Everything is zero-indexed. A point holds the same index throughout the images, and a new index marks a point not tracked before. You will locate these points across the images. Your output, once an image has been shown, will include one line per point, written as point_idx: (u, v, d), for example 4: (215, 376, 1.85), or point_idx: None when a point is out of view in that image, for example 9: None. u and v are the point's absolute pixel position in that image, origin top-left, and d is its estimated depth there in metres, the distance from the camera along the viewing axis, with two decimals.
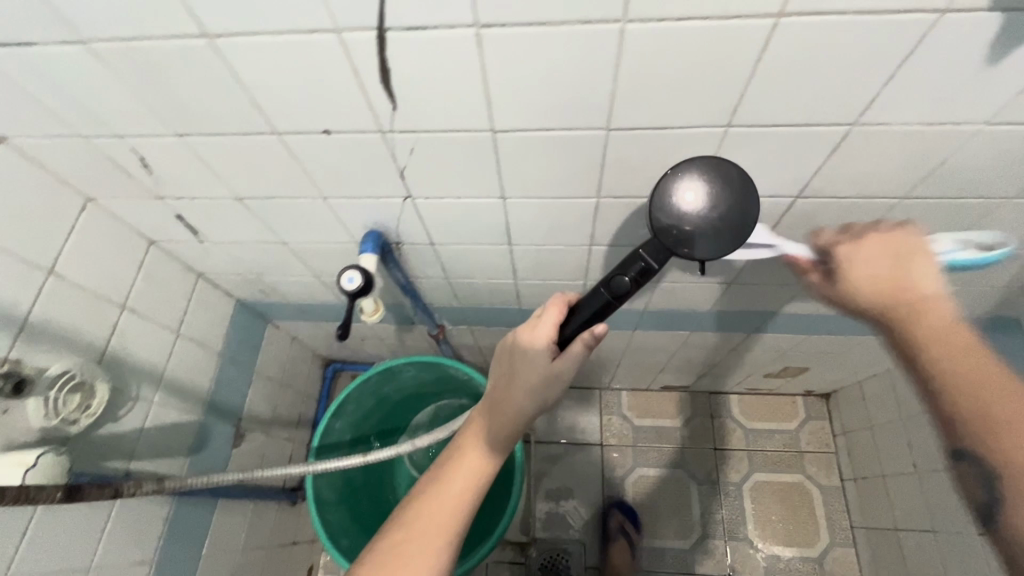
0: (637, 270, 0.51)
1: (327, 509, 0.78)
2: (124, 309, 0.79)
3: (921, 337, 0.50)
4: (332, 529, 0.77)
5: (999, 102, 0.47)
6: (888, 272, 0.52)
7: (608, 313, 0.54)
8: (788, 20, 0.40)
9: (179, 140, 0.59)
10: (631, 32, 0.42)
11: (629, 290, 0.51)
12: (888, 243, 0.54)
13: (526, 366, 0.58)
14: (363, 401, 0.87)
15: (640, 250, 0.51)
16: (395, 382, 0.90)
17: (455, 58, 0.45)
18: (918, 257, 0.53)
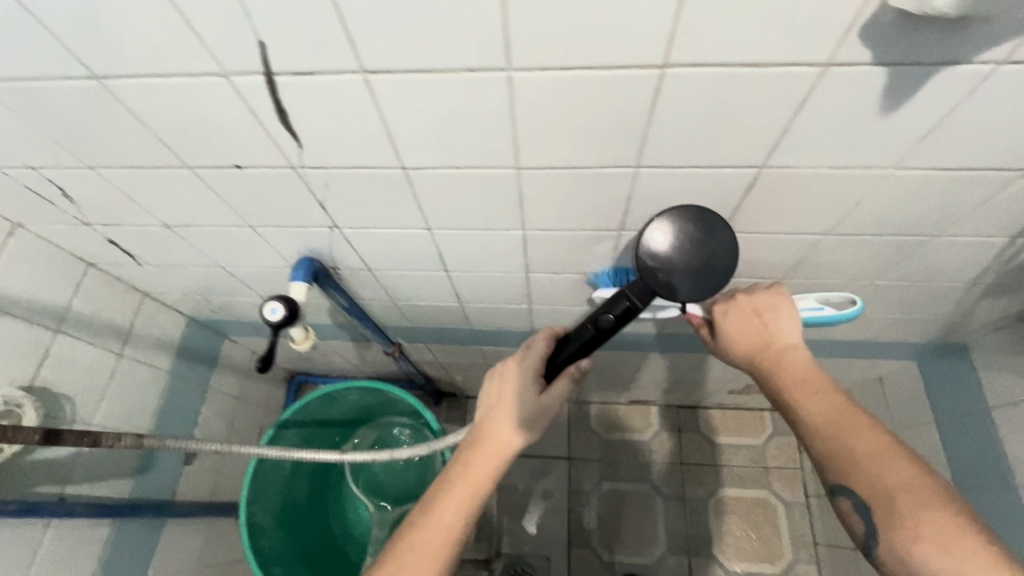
0: (621, 308, 0.53)
1: (261, 535, 0.80)
2: (58, 333, 0.78)
3: (795, 390, 0.50)
4: (264, 555, 0.78)
5: (903, 148, 0.46)
6: (757, 329, 0.54)
7: (592, 348, 0.58)
8: (673, 71, 0.40)
9: (93, 171, 0.58)
10: (518, 80, 0.41)
11: (614, 326, 0.54)
12: (749, 300, 0.56)
13: (517, 397, 0.62)
14: (305, 425, 0.89)
15: (625, 290, 0.53)
16: (339, 405, 0.91)
17: (349, 101, 0.45)
18: (780, 308, 0.55)
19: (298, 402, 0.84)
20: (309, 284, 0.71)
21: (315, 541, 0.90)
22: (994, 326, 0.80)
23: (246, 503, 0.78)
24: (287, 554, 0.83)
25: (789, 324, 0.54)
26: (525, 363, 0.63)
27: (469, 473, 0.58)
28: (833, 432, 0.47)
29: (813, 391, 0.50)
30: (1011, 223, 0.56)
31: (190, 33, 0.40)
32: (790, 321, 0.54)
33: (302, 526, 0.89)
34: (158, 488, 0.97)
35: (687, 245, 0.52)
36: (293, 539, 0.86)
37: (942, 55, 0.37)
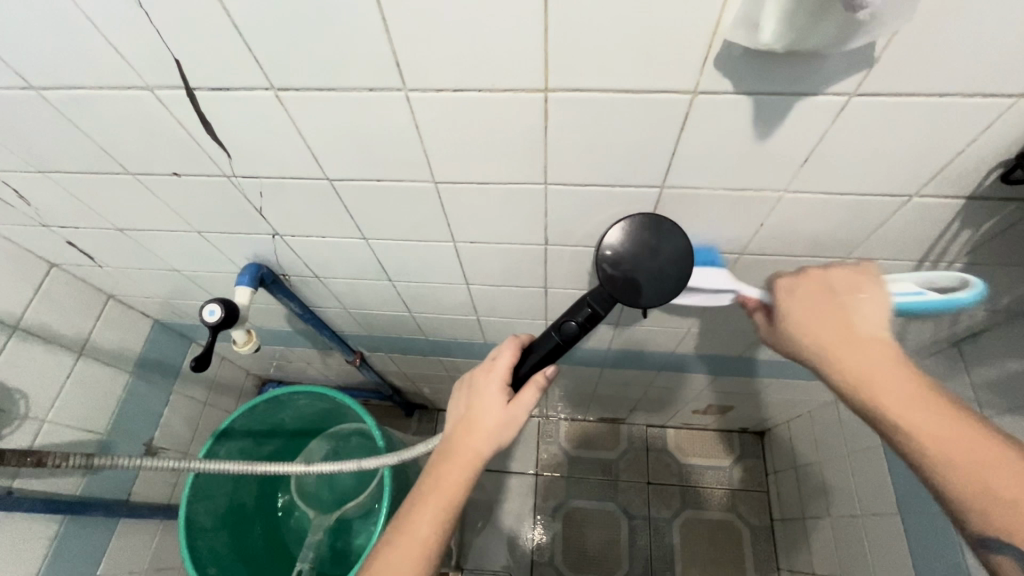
0: (585, 315, 0.53)
1: (199, 535, 0.82)
2: (15, 330, 0.81)
3: (904, 406, 0.45)
4: (201, 556, 0.81)
5: (787, 172, 0.49)
6: (833, 313, 0.50)
7: (557, 357, 0.57)
8: (556, 95, 0.43)
9: (44, 175, 0.63)
10: (416, 99, 0.45)
11: (576, 334, 0.53)
12: (828, 281, 0.52)
13: (483, 409, 0.59)
14: (253, 429, 0.93)
15: (586, 297, 0.53)
16: (289, 411, 0.95)
17: (266, 117, 0.48)
18: (866, 292, 0.50)
19: (246, 405, 0.87)
20: (254, 289, 0.74)
21: (256, 544, 0.93)
22: (930, 350, 0.81)
23: (187, 502, 0.81)
24: (224, 555, 0.85)
25: (873, 308, 0.49)
26: (491, 373, 0.60)
27: (441, 487, 0.57)
28: (949, 453, 0.43)
29: (915, 399, 0.45)
30: (914, 247, 0.58)
31: (111, 47, 0.43)
32: (872, 307, 0.49)
33: (243, 530, 0.92)
34: (113, 487, 0.98)
35: (639, 256, 0.52)
36: (233, 542, 0.89)
37: (796, 87, 0.40)
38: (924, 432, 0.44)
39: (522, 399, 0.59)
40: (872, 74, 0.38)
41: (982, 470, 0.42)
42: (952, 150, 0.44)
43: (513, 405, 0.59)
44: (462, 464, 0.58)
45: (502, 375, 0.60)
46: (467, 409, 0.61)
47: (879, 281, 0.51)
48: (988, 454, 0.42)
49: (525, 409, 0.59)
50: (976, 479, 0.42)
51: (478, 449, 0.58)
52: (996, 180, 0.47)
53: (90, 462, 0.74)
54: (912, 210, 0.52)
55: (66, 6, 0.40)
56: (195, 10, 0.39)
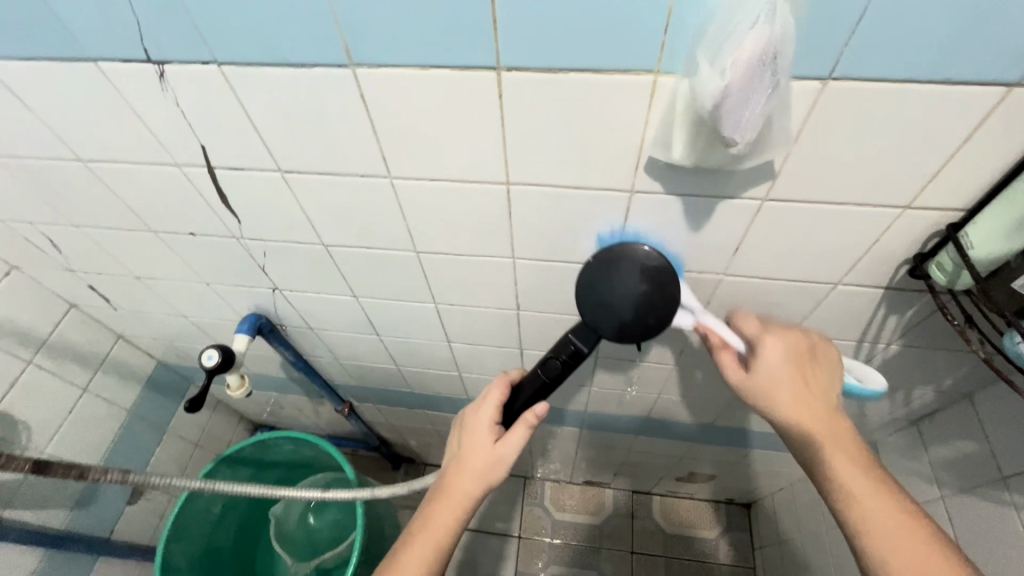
0: (568, 352, 0.57)
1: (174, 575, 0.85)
2: (29, 365, 0.87)
3: (852, 474, 0.50)
4: None
5: (723, 260, 0.55)
6: (799, 376, 0.52)
7: (548, 391, 0.60)
8: (516, 188, 0.51)
9: (78, 229, 0.71)
10: (399, 185, 0.53)
11: (561, 370, 0.58)
12: (807, 348, 0.54)
13: (473, 449, 0.62)
14: (239, 472, 0.97)
15: (569, 334, 0.57)
16: (274, 454, 0.99)
17: (272, 193, 0.57)
18: (827, 367, 0.54)
19: (235, 447, 0.92)
20: (252, 337, 0.80)
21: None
22: (892, 428, 0.84)
23: (166, 540, 0.84)
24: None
25: (832, 380, 0.53)
26: (479, 412, 0.63)
27: (431, 529, 0.60)
28: (877, 520, 0.48)
29: (851, 457, 0.50)
30: (853, 328, 0.63)
31: (151, 134, 0.52)
32: (832, 380, 0.53)
33: (215, 575, 0.94)
34: (99, 523, 1.00)
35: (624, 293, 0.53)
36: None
37: (714, 192, 0.47)
38: (850, 490, 0.49)
39: (510, 438, 0.61)
40: (776, 186, 0.46)
41: (904, 542, 0.47)
42: (861, 247, 0.51)
43: (500, 444, 0.61)
44: (454, 505, 0.61)
45: (492, 415, 0.63)
46: (460, 449, 0.64)
47: (836, 357, 0.55)
48: (906, 523, 0.47)
49: (513, 448, 0.60)
50: (898, 547, 0.47)
51: (468, 491, 0.61)
52: (905, 274, 0.53)
53: (124, 476, 0.79)
54: (840, 296, 0.58)
55: (117, 102, 0.50)
56: (221, 111, 0.48)
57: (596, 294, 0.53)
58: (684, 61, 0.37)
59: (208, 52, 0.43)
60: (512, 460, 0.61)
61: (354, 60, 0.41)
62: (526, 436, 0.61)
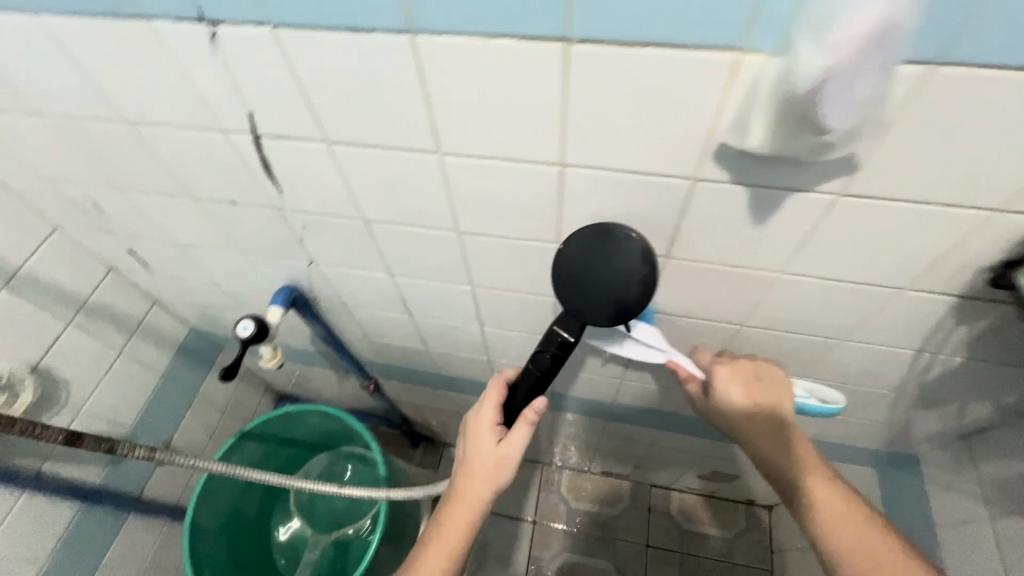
0: (555, 344, 0.55)
1: (200, 537, 0.87)
2: (69, 325, 0.89)
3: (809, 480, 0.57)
4: (199, 557, 0.85)
5: (782, 257, 0.52)
6: (750, 395, 0.61)
7: (544, 386, 0.59)
8: (571, 169, 0.48)
9: (121, 192, 0.71)
10: (448, 161, 0.51)
11: (550, 363, 0.56)
12: (757, 371, 0.63)
13: (478, 452, 0.62)
14: (265, 441, 0.98)
15: (556, 326, 0.55)
16: (301, 425, 1.00)
17: (317, 164, 0.56)
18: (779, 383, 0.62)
19: (262, 417, 0.93)
20: (286, 309, 0.80)
21: (252, 555, 0.97)
22: (938, 442, 0.81)
23: (195, 503, 0.86)
24: (221, 562, 0.89)
25: (784, 393, 0.61)
26: (479, 416, 0.64)
27: (444, 534, 0.61)
28: (827, 514, 0.55)
29: (808, 467, 0.58)
30: (913, 336, 0.60)
31: (199, 98, 0.51)
32: (783, 393, 0.61)
33: (239, 538, 0.96)
34: (131, 480, 1.02)
35: (595, 274, 0.51)
36: (231, 549, 0.93)
37: (786, 184, 0.44)
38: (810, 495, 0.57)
39: (513, 438, 0.61)
40: (856, 180, 0.42)
41: (852, 531, 0.54)
42: (939, 251, 0.47)
43: (504, 444, 0.61)
44: (465, 509, 0.62)
45: (491, 418, 0.63)
46: (465, 454, 0.64)
47: (788, 376, 0.63)
48: (852, 516, 0.55)
49: (516, 447, 0.61)
50: (855, 543, 0.53)
51: (478, 494, 0.62)
52: (984, 282, 0.49)
53: (151, 454, 0.81)
54: (905, 302, 0.55)
55: (166, 64, 0.48)
56: (271, 76, 0.47)
57: (568, 277, 0.53)
58: (775, 39, 0.34)
59: (263, 12, 0.41)
60: (517, 460, 0.62)
61: (414, 26, 0.39)
62: (528, 435, 0.61)
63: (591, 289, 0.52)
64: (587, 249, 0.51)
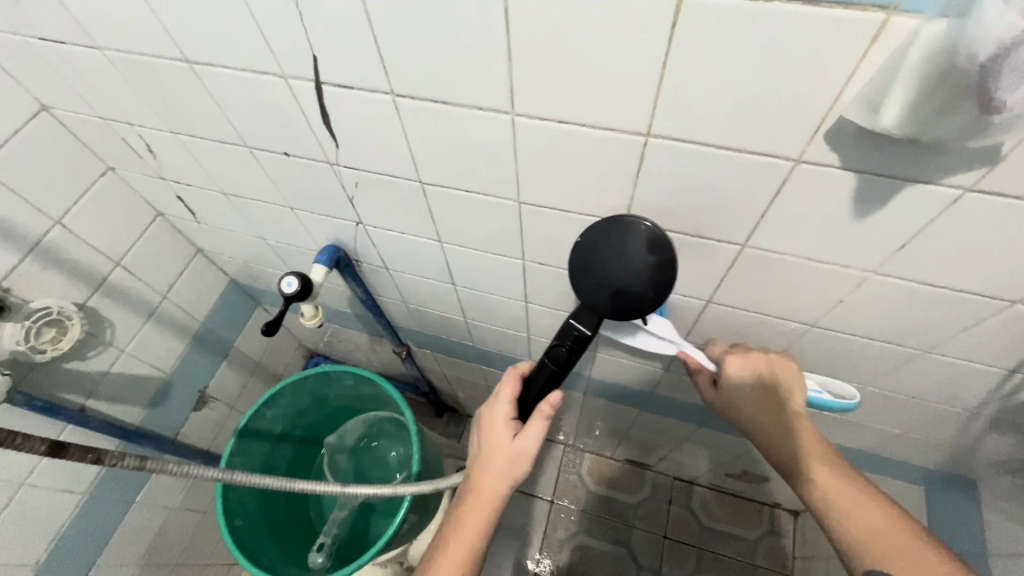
0: (572, 337, 0.54)
1: (232, 489, 0.88)
2: (117, 266, 0.89)
3: (810, 454, 0.57)
4: (230, 507, 0.87)
5: (878, 256, 0.48)
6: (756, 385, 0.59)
7: (560, 380, 0.57)
8: (656, 141, 0.44)
9: (174, 136, 0.70)
10: (520, 123, 0.47)
11: (567, 357, 0.55)
12: (768, 360, 0.59)
13: (493, 448, 0.61)
14: (299, 398, 0.98)
15: (570, 319, 0.54)
16: (335, 386, 0.99)
17: (378, 118, 0.52)
18: (787, 372, 0.58)
19: (298, 375, 0.93)
20: (329, 269, 0.78)
21: (280, 509, 0.99)
22: (1004, 469, 0.75)
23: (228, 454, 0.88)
24: (250, 512, 0.91)
25: (790, 384, 0.58)
26: (493, 411, 0.62)
27: (460, 531, 0.60)
28: (835, 492, 0.54)
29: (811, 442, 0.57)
30: (1006, 354, 0.54)
31: (263, 39, 0.48)
32: (794, 386, 0.58)
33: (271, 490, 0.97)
34: (166, 423, 1.04)
35: (606, 268, 0.51)
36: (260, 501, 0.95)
37: (904, 173, 0.39)
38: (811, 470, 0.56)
39: (528, 432, 0.60)
40: (992, 173, 0.37)
41: (867, 519, 0.52)
42: None
43: (519, 438, 0.60)
44: (481, 506, 0.60)
45: (505, 413, 0.62)
46: (480, 449, 0.63)
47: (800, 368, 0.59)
48: (862, 495, 0.54)
49: (532, 442, 0.59)
50: (855, 517, 0.53)
51: (495, 491, 0.60)
52: None
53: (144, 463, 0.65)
54: (1010, 316, 0.49)
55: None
56: (342, 17, 0.43)
57: (577, 269, 0.53)
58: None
59: None
60: (534, 454, 0.60)
61: None
62: (542, 430, 0.59)
63: (602, 281, 0.52)
64: (595, 241, 0.51)
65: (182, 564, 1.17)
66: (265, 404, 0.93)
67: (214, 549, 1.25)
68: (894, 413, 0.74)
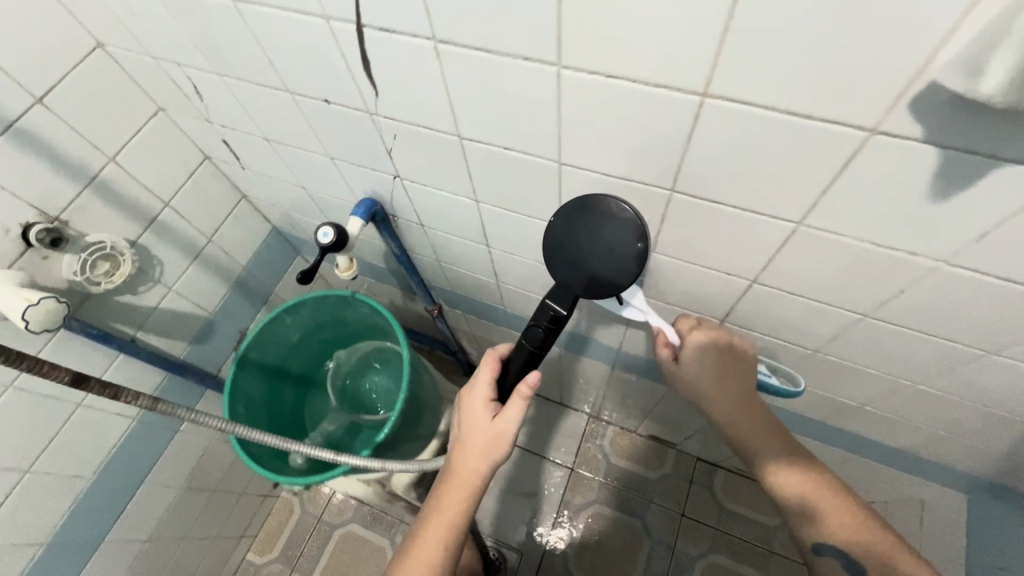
0: (548, 319, 0.55)
1: (239, 399, 0.94)
2: (167, 207, 0.92)
3: (767, 440, 0.67)
4: (235, 399, 0.93)
5: (954, 244, 0.43)
6: (716, 368, 0.68)
7: (538, 362, 0.58)
8: (712, 101, 0.40)
9: (219, 78, 0.70)
10: (566, 76, 0.44)
11: (542, 338, 0.55)
12: (727, 344, 0.68)
13: (474, 429, 0.63)
14: (318, 313, 1.02)
15: (546, 300, 0.55)
16: (354, 311, 1.02)
17: (418, 64, 0.50)
18: (741, 355, 0.69)
19: (320, 291, 0.97)
20: (365, 222, 0.78)
21: (284, 408, 1.06)
22: None
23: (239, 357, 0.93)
24: (255, 402, 0.98)
25: (743, 365, 0.69)
26: (473, 392, 0.64)
27: (444, 506, 0.62)
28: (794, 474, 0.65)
29: (764, 427, 0.68)
30: None
31: None
32: (744, 367, 0.69)
33: (277, 390, 1.05)
34: (210, 360, 1.10)
35: (584, 248, 0.53)
36: (267, 395, 1.02)
37: (998, 151, 0.34)
38: (769, 453, 0.67)
39: (507, 414, 0.61)
40: None
41: (820, 495, 0.64)
42: None
43: (500, 420, 0.61)
44: (463, 484, 0.62)
45: (485, 393, 0.63)
46: (461, 428, 0.65)
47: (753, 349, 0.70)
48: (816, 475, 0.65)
49: (512, 423, 0.61)
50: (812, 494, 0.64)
51: (476, 470, 0.62)
52: None
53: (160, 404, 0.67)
54: None
55: None
56: None
57: (558, 248, 0.55)
58: None
59: None
60: (514, 435, 0.62)
61: None
62: (521, 410, 0.60)
63: (580, 261, 0.53)
64: (574, 220, 0.53)
65: (220, 490, 1.26)
66: (284, 313, 0.98)
67: (249, 480, 1.34)
68: (946, 417, 0.69)
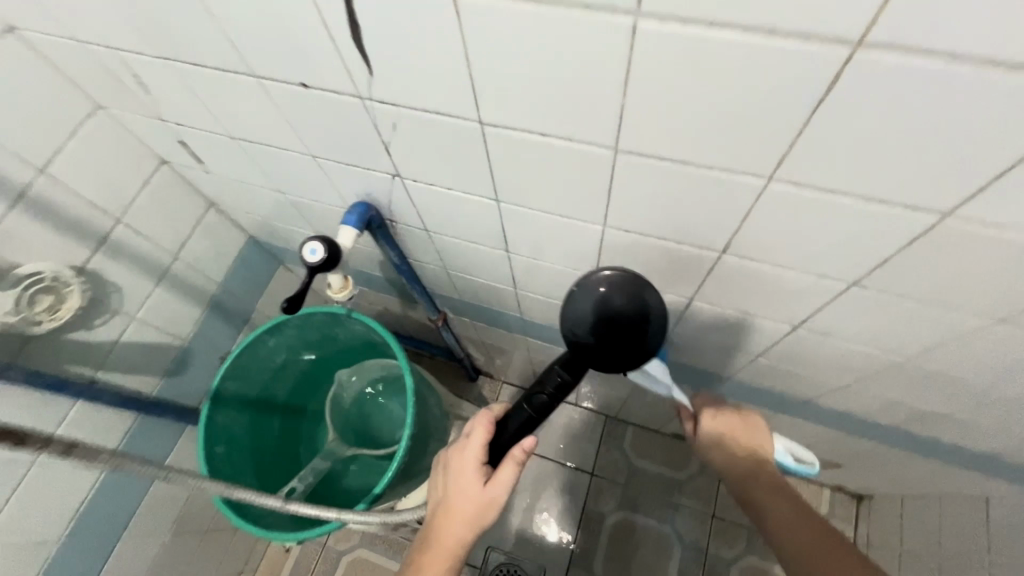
0: (554, 384, 0.49)
1: (216, 442, 0.81)
2: (118, 223, 0.78)
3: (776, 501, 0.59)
4: (212, 433, 0.80)
5: None
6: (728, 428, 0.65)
7: (536, 425, 0.53)
8: (865, 53, 0.29)
9: (165, 64, 0.56)
10: (644, 30, 0.32)
11: (550, 403, 0.50)
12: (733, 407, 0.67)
13: (459, 494, 0.56)
14: (304, 332, 0.88)
15: (555, 364, 0.49)
16: (346, 328, 0.88)
17: (426, 26, 0.37)
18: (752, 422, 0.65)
19: (305, 309, 0.82)
20: (359, 231, 0.65)
21: (272, 439, 0.93)
22: None
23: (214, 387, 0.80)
24: (236, 436, 0.85)
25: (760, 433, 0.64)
26: (460, 455, 0.56)
27: None
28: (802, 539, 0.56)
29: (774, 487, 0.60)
30: None
31: None
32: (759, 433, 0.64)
33: (261, 422, 0.91)
34: (188, 394, 0.96)
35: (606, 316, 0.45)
36: (251, 427, 0.89)
37: None
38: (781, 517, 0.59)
39: (500, 479, 0.54)
40: None
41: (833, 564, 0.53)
42: None
43: (491, 486, 0.55)
44: (442, 555, 0.55)
45: (474, 456, 0.55)
46: (444, 492, 0.57)
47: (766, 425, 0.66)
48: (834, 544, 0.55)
49: (504, 489, 0.54)
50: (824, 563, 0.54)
51: (460, 540, 0.55)
52: None
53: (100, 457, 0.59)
54: None
55: None
56: None
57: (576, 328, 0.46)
58: None
59: None
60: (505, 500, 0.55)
61: None
62: (515, 474, 0.54)
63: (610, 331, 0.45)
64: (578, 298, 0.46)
65: (212, 531, 1.12)
66: (265, 334, 0.84)
67: None
68: None
